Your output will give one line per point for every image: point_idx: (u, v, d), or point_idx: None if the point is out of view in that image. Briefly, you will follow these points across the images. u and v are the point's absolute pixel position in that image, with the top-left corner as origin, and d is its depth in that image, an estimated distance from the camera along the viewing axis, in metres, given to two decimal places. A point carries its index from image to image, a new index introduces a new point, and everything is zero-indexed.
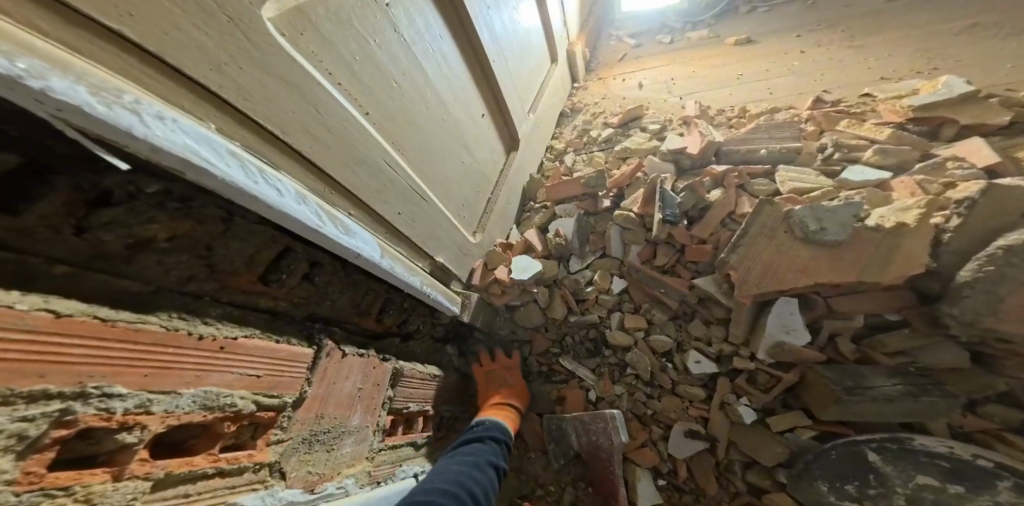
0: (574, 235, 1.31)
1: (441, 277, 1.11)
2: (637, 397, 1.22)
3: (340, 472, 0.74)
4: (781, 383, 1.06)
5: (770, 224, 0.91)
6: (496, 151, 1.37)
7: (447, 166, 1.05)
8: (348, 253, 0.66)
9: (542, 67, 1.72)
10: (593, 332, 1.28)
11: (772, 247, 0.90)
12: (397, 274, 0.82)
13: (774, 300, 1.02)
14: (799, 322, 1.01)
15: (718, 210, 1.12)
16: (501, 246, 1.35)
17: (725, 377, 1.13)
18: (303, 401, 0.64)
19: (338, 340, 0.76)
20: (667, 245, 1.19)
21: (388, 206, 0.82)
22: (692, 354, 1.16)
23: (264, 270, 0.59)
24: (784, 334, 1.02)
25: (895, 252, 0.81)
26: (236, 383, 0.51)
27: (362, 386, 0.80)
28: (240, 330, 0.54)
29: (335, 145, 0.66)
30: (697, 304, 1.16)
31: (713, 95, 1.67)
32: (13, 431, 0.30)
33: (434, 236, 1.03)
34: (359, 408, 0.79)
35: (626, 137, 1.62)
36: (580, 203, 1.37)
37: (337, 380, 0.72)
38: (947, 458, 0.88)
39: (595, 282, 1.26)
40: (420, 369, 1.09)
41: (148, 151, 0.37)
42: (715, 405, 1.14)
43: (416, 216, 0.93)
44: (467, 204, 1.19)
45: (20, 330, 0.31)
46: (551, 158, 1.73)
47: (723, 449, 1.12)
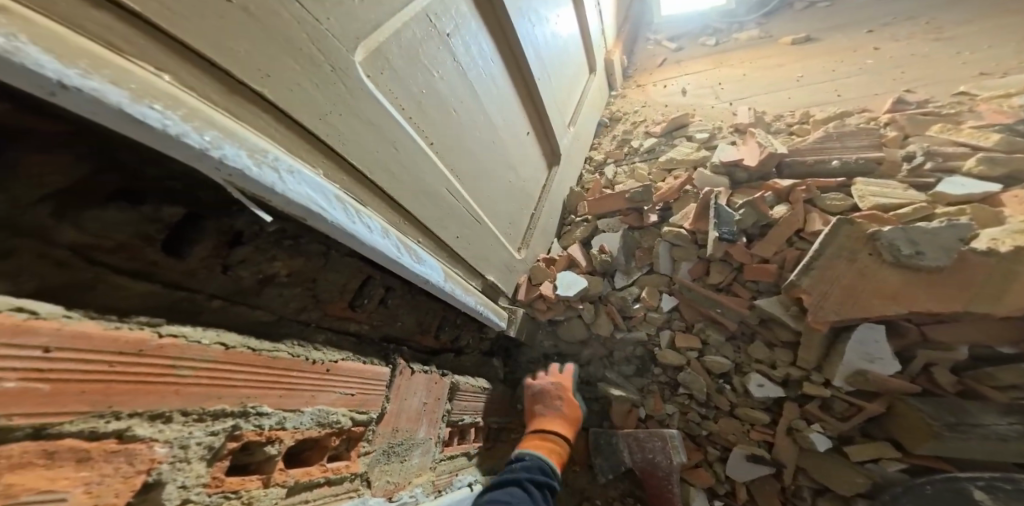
0: (619, 251, 1.28)
1: (491, 294, 1.14)
2: (689, 417, 1.16)
3: (411, 481, 0.77)
4: (862, 413, 0.96)
5: (850, 243, 0.83)
6: (539, 167, 1.39)
7: (496, 185, 1.09)
8: (419, 280, 0.70)
9: (580, 79, 1.72)
10: (641, 350, 1.24)
11: (853, 270, 0.83)
12: (456, 295, 0.86)
13: (854, 327, 0.93)
14: (886, 352, 0.92)
15: (782, 228, 1.04)
16: (544, 261, 1.35)
17: (792, 401, 1.05)
18: (383, 417, 0.68)
19: (407, 358, 0.80)
20: (722, 262, 1.13)
21: (449, 231, 0.86)
22: (752, 377, 1.08)
23: (352, 297, 0.65)
24: (866, 364, 0.93)
25: (1015, 277, 0.72)
26: (339, 402, 0.54)
27: (427, 400, 0.83)
28: (337, 353, 0.58)
29: (408, 176, 0.71)
30: (757, 326, 1.08)
31: (767, 99, 1.57)
32: (205, 443, 0.34)
33: (486, 256, 1.06)
34: (424, 422, 0.82)
35: (671, 147, 1.58)
36: (624, 217, 1.35)
37: (407, 396, 0.76)
38: None
39: (643, 299, 1.22)
40: (471, 382, 1.10)
41: (282, 203, 0.43)
42: (781, 431, 1.05)
43: (471, 238, 0.97)
44: (513, 221, 1.22)
45: (204, 360, 0.35)
46: (591, 169, 1.73)
47: (791, 475, 1.05)
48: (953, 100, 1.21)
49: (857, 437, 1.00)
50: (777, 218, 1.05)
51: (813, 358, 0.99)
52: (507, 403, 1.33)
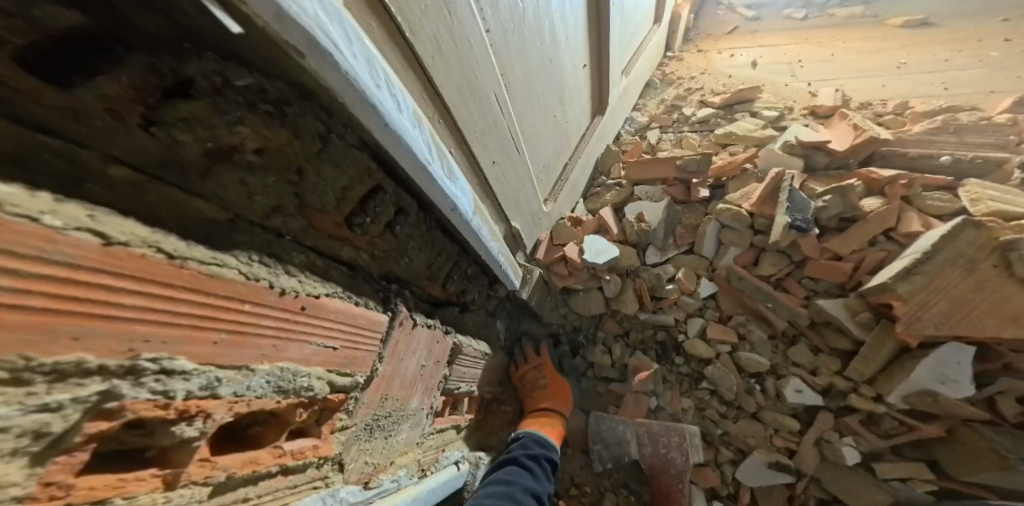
0: (660, 222, 1.10)
1: (511, 245, 0.96)
2: (707, 415, 1.05)
3: (393, 463, 0.62)
4: (913, 433, 0.86)
5: (971, 251, 0.73)
6: (586, 110, 1.16)
7: (542, 113, 0.87)
8: (446, 203, 0.52)
9: (645, 24, 1.46)
10: (662, 335, 1.11)
11: (969, 281, 0.74)
12: (481, 237, 0.68)
13: (939, 345, 0.80)
14: (966, 374, 0.79)
15: (869, 225, 0.89)
16: (570, 220, 1.17)
17: (829, 410, 0.93)
18: (372, 382, 0.51)
19: (410, 306, 0.62)
20: (781, 252, 0.97)
21: (488, 154, 0.67)
22: (791, 381, 0.96)
23: (352, 211, 0.45)
24: (940, 385, 0.80)
25: None
26: (313, 359, 0.37)
27: (426, 363, 0.67)
28: (322, 287, 0.39)
29: (456, 62, 0.50)
30: (807, 328, 0.95)
31: (854, 85, 1.36)
32: (25, 430, 0.16)
33: (518, 199, 0.88)
34: (419, 390, 0.67)
35: (730, 121, 1.37)
36: (667, 187, 1.15)
37: (405, 357, 0.59)
38: None
39: (678, 280, 1.06)
40: (474, 345, 0.96)
41: (271, 16, 0.23)
42: (808, 440, 0.95)
43: (507, 170, 0.77)
44: (547, 165, 1.01)
45: (39, 260, 0.16)
46: (631, 131, 1.50)
47: (804, 485, 0.97)
48: None
49: (889, 454, 0.90)
50: (868, 212, 0.90)
51: (868, 371, 0.87)
52: (504, 371, 1.20)
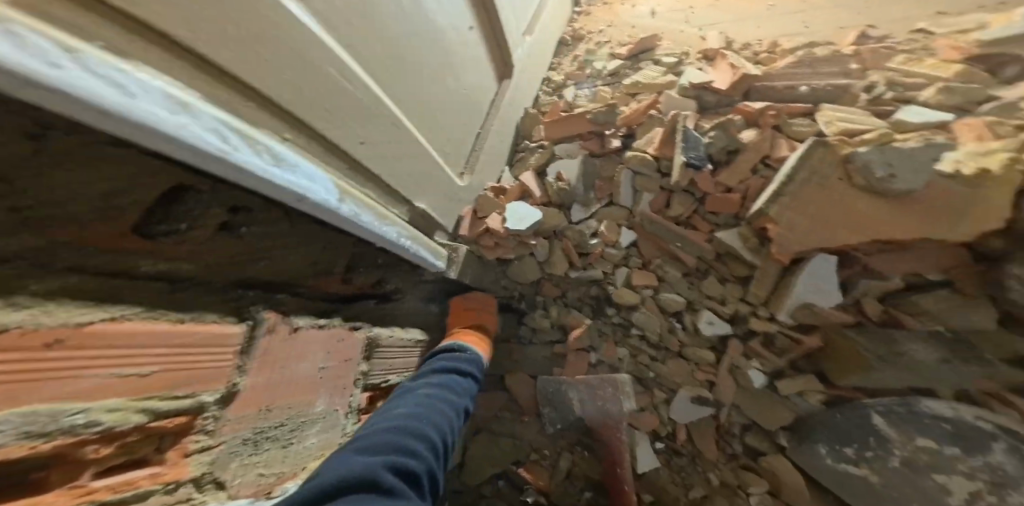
0: (579, 179, 1.14)
1: (421, 225, 0.90)
2: (641, 360, 1.10)
3: (304, 468, 0.60)
4: (801, 346, 0.96)
5: (824, 170, 0.83)
6: (485, 75, 1.10)
7: (422, 80, 0.79)
8: (280, 194, 0.46)
9: None
10: (596, 290, 1.13)
11: (824, 196, 0.84)
12: (364, 224, 0.63)
13: (807, 259, 0.89)
14: (832, 282, 0.89)
15: (750, 153, 0.96)
16: (491, 191, 1.17)
17: (737, 337, 1.01)
18: (236, 396, 0.46)
19: (285, 309, 0.57)
20: (686, 192, 1.03)
21: (342, 129, 0.60)
22: (703, 315, 1.03)
23: (143, 218, 0.39)
24: (815, 295, 0.90)
25: (966, 209, 0.77)
26: (102, 391, 0.32)
27: (326, 363, 0.63)
28: (99, 311, 0.33)
29: (230, 25, 0.41)
30: (713, 260, 1.01)
31: (739, 28, 1.43)
32: None
33: (415, 180, 0.82)
34: (323, 392, 0.64)
35: (637, 71, 1.39)
36: (584, 142, 1.18)
37: (289, 361, 0.55)
38: (949, 422, 0.84)
39: (602, 234, 1.10)
40: (401, 333, 0.92)
41: None
42: (723, 369, 1.03)
43: (382, 144, 0.70)
44: (451, 138, 0.95)
45: None
46: (549, 92, 1.47)
47: (727, 414, 1.03)
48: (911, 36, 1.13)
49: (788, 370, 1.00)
50: (747, 142, 0.96)
51: (763, 292, 0.95)
52: None
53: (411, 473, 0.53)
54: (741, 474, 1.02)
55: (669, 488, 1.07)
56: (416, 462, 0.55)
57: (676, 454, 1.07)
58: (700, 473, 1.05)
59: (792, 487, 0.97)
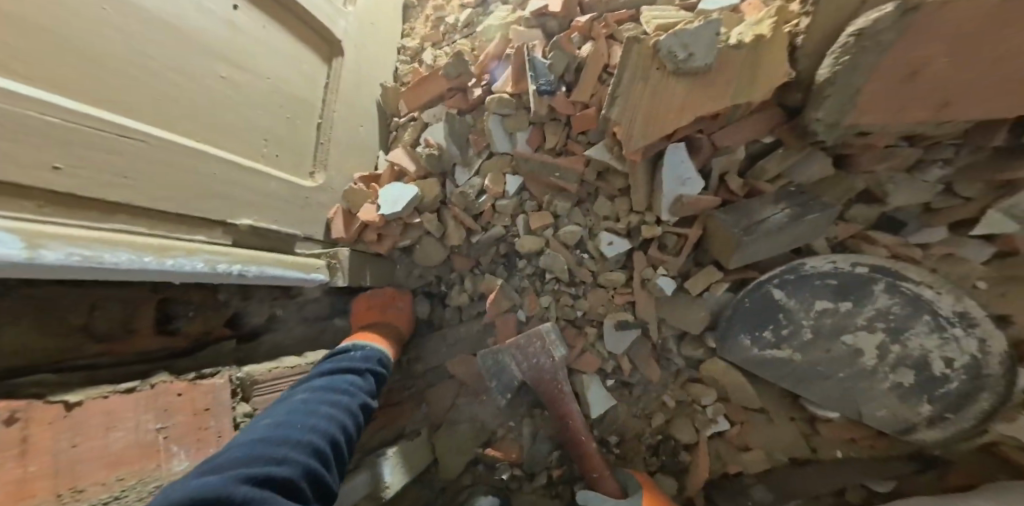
0: (449, 141, 1.10)
1: (259, 243, 0.79)
2: (564, 302, 1.04)
3: None
4: (689, 241, 0.93)
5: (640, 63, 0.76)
6: (301, 53, 0.95)
7: (181, 66, 0.62)
8: None
9: None
10: (504, 246, 1.09)
11: (648, 92, 0.78)
12: (102, 267, 0.47)
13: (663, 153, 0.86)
14: (690, 169, 0.85)
15: (592, 66, 0.91)
16: (362, 180, 1.11)
17: (639, 250, 0.98)
18: (20, 495, 0.35)
19: (54, 385, 0.46)
20: (553, 120, 0.99)
21: (32, 151, 0.41)
22: (603, 237, 0.98)
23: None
24: (680, 187, 0.86)
25: (758, 70, 0.70)
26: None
27: (160, 424, 0.54)
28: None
29: None
30: (597, 181, 0.98)
31: None
32: None
33: (196, 194, 0.64)
34: (178, 451, 0.55)
35: (487, 15, 1.29)
36: (448, 101, 1.12)
37: (89, 438, 0.44)
38: (835, 277, 0.83)
39: (487, 188, 1.05)
40: (291, 362, 0.84)
41: None
42: (636, 285, 0.98)
43: (128, 159, 0.53)
44: (270, 134, 0.84)
45: None
46: (407, 60, 1.35)
47: (655, 329, 0.99)
48: None
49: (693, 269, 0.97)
50: (585, 57, 0.92)
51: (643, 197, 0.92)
52: None
53: (285, 476, 0.48)
54: (689, 387, 1.01)
55: (631, 422, 1.04)
56: (291, 466, 0.50)
57: (626, 386, 1.03)
58: (654, 398, 1.03)
59: (735, 384, 0.97)
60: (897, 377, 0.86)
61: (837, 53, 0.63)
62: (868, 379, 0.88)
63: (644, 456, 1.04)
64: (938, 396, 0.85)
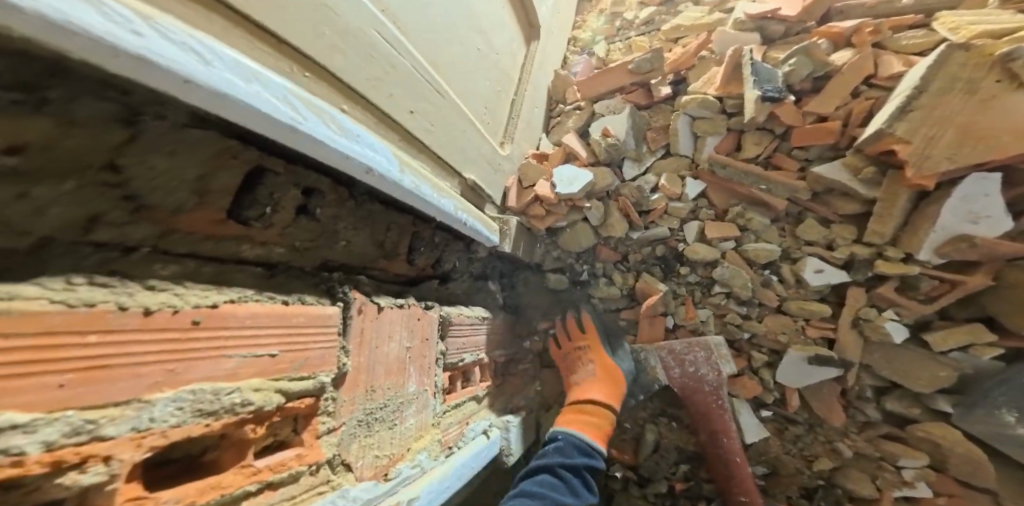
0: (628, 132, 1.02)
1: (473, 199, 0.90)
2: (728, 320, 0.97)
3: (411, 449, 0.66)
4: (958, 289, 0.78)
5: (974, 74, 0.67)
6: (515, 37, 1.00)
7: (460, 53, 0.76)
8: (358, 166, 0.46)
9: None
10: (661, 249, 1.03)
11: (976, 107, 0.68)
12: (422, 196, 0.62)
13: (957, 181, 0.73)
14: (993, 206, 0.73)
15: (849, 76, 0.83)
16: (534, 158, 1.10)
17: (858, 285, 0.86)
18: (344, 378, 0.53)
19: (368, 291, 0.60)
20: (759, 130, 0.92)
21: (399, 104, 0.58)
22: (808, 262, 0.88)
23: (232, 203, 0.41)
24: (970, 224, 0.74)
25: None
26: (238, 371, 0.38)
27: (410, 344, 0.67)
28: (220, 293, 0.38)
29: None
30: (809, 202, 0.88)
31: None
32: None
33: (455, 152, 0.78)
34: (412, 372, 0.67)
35: (675, 15, 1.24)
36: (626, 95, 1.07)
37: (379, 343, 0.60)
38: None
39: (662, 188, 1.00)
40: (467, 312, 0.92)
41: None
42: (845, 324, 0.87)
43: (432, 118, 0.68)
44: (489, 105, 0.92)
45: None
46: (576, 52, 1.36)
47: (855, 376, 0.88)
48: None
49: (936, 321, 0.83)
50: (839, 65, 0.84)
51: (890, 228, 0.80)
52: (513, 331, 1.18)
53: None
54: (881, 445, 0.87)
55: (785, 459, 0.95)
56: None
57: (789, 426, 0.95)
58: (820, 441, 0.93)
59: (963, 457, 0.80)
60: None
61: None
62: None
63: (791, 494, 0.96)
64: None
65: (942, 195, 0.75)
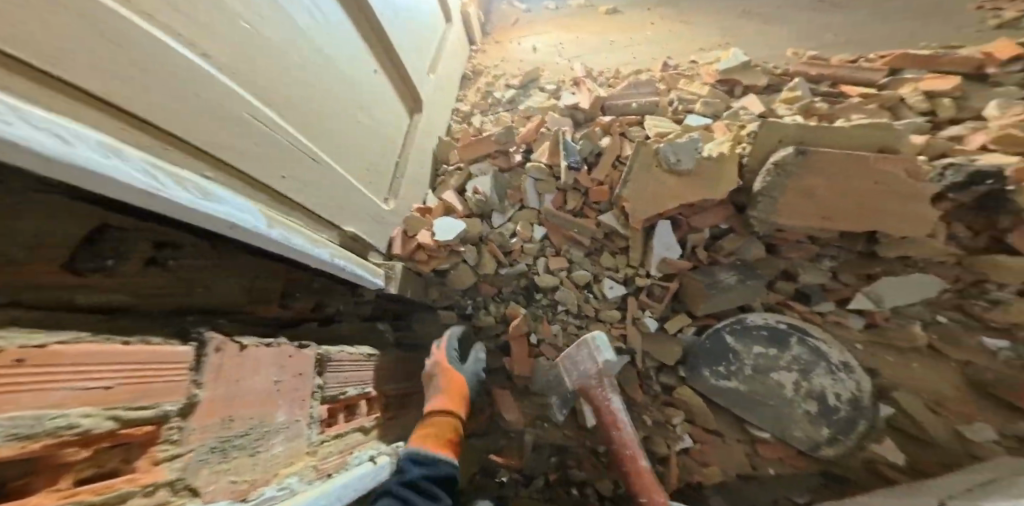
0: (492, 190, 1.29)
1: (351, 247, 1.03)
2: (570, 330, 1.33)
3: (277, 475, 0.67)
4: (670, 292, 1.27)
5: (647, 161, 1.15)
6: (397, 111, 1.21)
7: (338, 126, 0.92)
8: (225, 225, 0.54)
9: (433, 28, 1.50)
10: (523, 280, 1.31)
11: (650, 181, 1.14)
12: (292, 246, 0.71)
13: (655, 226, 1.21)
14: (673, 241, 1.21)
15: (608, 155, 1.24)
16: (419, 211, 1.30)
17: (632, 296, 1.31)
18: (195, 409, 0.52)
19: (229, 331, 0.64)
20: (575, 189, 1.26)
21: (263, 169, 0.69)
22: (606, 282, 1.29)
23: (70, 256, 0.46)
24: (666, 252, 1.21)
25: (720, 173, 1.09)
26: (78, 398, 0.38)
27: (279, 378, 0.72)
28: (48, 334, 0.37)
29: (162, 95, 0.50)
30: (603, 239, 1.27)
31: (598, 61, 1.75)
32: None
33: (328, 208, 0.90)
34: (281, 403, 0.71)
35: (527, 99, 1.61)
36: (493, 160, 1.36)
37: (240, 377, 0.61)
38: (766, 329, 1.22)
39: (519, 233, 1.29)
40: (352, 350, 1.01)
41: None
42: (629, 322, 1.30)
43: (301, 180, 0.80)
44: (370, 164, 1.08)
45: None
46: (459, 120, 1.62)
47: (641, 360, 1.30)
48: (688, 65, 1.57)
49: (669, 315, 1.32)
50: (605, 147, 1.25)
51: (637, 256, 1.24)
52: (410, 368, 1.32)
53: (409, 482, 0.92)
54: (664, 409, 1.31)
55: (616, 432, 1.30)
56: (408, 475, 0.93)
57: (613, 406, 1.31)
58: (637, 416, 1.34)
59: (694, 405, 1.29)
60: (807, 405, 1.20)
61: (767, 173, 1.06)
62: (788, 406, 1.21)
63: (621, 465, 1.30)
64: (833, 421, 1.18)
65: (653, 234, 1.22)
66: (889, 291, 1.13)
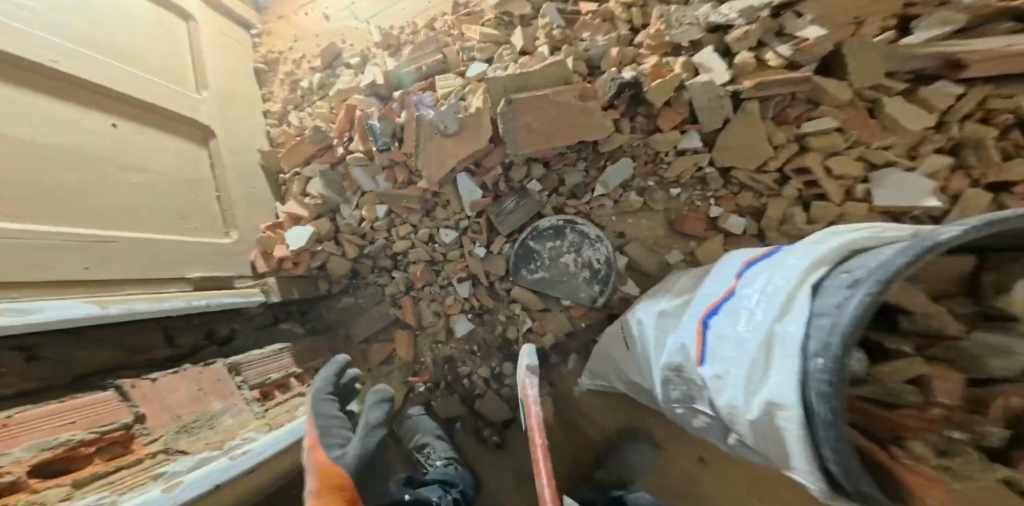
0: (327, 190, 1.52)
1: (208, 285, 1.23)
2: (431, 276, 1.52)
3: (237, 434, 0.93)
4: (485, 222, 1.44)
5: (426, 132, 1.31)
6: (170, 142, 1.23)
7: (83, 184, 0.94)
8: None
9: (177, 23, 1.41)
10: (388, 251, 1.55)
11: (434, 146, 1.32)
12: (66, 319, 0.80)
13: (456, 177, 1.39)
14: (473, 186, 1.38)
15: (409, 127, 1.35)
16: (269, 229, 1.52)
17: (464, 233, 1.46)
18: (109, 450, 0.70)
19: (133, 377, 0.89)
20: (399, 163, 1.44)
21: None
22: (442, 229, 1.47)
23: None
24: (470, 196, 1.39)
25: (480, 126, 1.27)
26: None
27: (200, 388, 0.97)
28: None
29: None
30: (433, 198, 1.45)
31: (389, 18, 1.95)
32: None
33: (132, 267, 1.00)
34: (182, 412, 0.89)
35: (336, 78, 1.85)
36: (321, 159, 1.57)
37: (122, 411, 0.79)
38: (551, 229, 1.40)
39: (364, 216, 1.51)
40: (262, 351, 1.28)
41: None
42: (466, 255, 1.47)
43: (58, 251, 0.85)
44: (180, 211, 1.19)
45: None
46: (275, 123, 1.78)
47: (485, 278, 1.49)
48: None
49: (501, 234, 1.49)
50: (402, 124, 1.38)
51: (456, 204, 1.43)
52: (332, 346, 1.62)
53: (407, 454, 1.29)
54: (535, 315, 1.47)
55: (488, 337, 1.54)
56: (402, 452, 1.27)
57: (479, 315, 1.54)
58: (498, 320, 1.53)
59: None
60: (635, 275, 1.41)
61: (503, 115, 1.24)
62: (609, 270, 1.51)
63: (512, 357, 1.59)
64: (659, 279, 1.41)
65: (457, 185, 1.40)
66: (613, 176, 1.34)
